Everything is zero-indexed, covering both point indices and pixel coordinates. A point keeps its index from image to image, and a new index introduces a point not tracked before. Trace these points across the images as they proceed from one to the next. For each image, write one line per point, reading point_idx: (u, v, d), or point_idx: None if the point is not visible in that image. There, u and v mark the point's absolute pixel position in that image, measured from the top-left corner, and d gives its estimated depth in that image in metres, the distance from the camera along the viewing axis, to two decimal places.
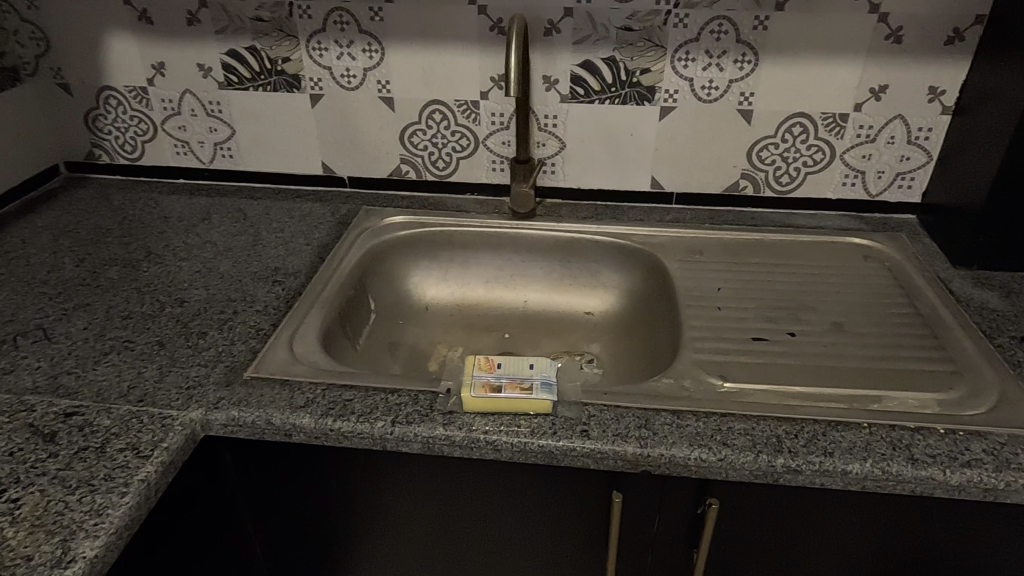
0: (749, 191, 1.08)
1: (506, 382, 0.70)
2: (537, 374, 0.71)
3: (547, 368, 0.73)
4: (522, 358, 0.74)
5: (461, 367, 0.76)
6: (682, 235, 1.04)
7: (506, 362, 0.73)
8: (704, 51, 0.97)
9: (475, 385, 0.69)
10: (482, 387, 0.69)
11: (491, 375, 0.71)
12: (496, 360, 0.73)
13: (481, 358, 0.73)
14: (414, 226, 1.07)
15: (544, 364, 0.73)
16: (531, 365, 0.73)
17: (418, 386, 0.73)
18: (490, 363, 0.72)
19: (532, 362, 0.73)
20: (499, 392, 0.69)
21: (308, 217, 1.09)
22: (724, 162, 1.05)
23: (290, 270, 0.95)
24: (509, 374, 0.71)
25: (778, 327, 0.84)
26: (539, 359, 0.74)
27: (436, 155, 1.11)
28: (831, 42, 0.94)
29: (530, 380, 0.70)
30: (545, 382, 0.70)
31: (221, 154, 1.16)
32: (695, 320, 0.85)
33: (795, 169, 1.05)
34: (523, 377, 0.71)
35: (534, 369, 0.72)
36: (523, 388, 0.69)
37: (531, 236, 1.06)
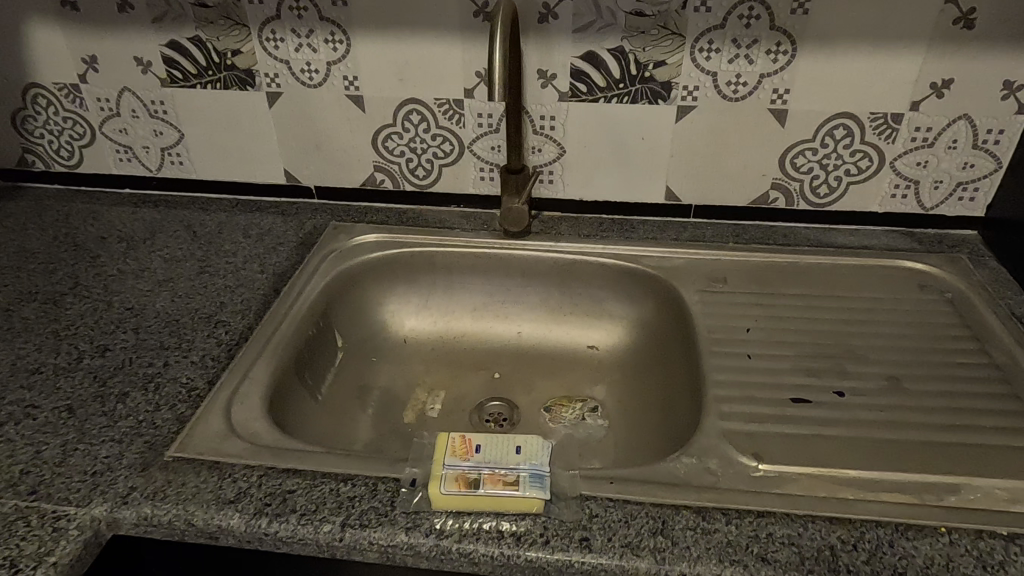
0: (781, 204, 0.92)
1: (485, 474, 0.56)
2: (524, 462, 0.58)
3: (539, 453, 0.59)
4: (506, 437, 0.61)
5: (433, 444, 0.62)
6: (701, 257, 0.88)
7: (486, 444, 0.60)
8: (731, 41, 0.81)
9: (446, 478, 0.56)
10: (455, 481, 0.56)
11: (467, 464, 0.58)
12: (474, 442, 0.60)
13: (456, 438, 0.60)
14: (390, 246, 0.92)
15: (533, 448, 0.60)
16: (518, 449, 0.59)
17: (378, 472, 0.59)
18: (466, 448, 0.59)
19: (519, 445, 0.60)
20: (475, 487, 0.55)
21: (267, 235, 0.94)
22: (752, 171, 0.89)
23: (238, 307, 0.80)
24: (489, 462, 0.58)
25: (822, 383, 0.69)
26: (527, 440, 0.61)
27: (415, 162, 0.96)
28: (886, 27, 0.77)
29: (515, 471, 0.57)
30: (534, 472, 0.57)
31: (169, 161, 1.01)
32: (722, 373, 0.70)
33: (836, 179, 0.89)
34: (507, 467, 0.57)
35: (522, 456, 0.59)
36: (507, 481, 0.56)
37: (525, 258, 0.91)
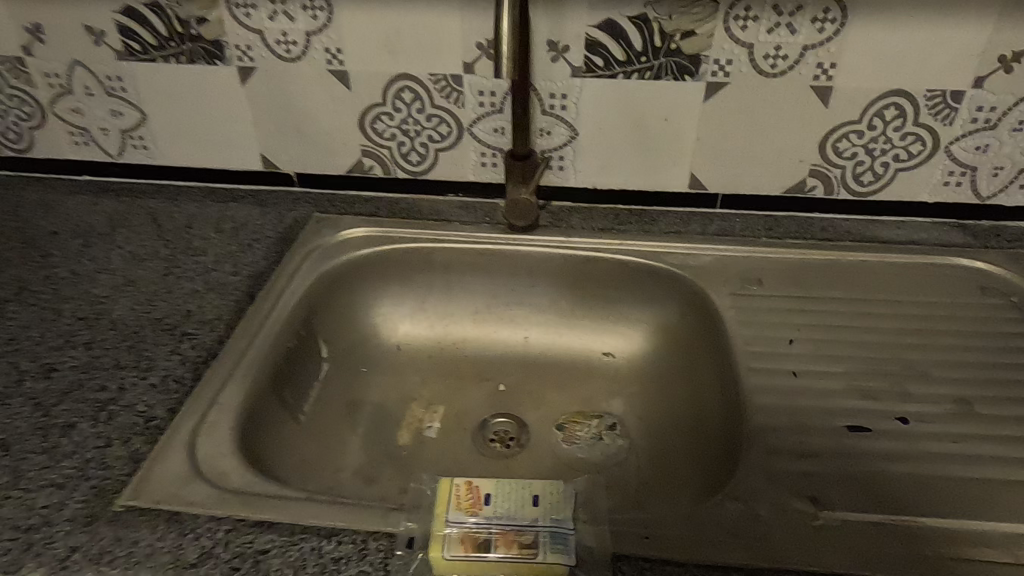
0: (819, 192, 0.81)
1: (496, 535, 0.48)
2: (544, 518, 0.50)
3: (561, 507, 0.51)
4: (521, 483, 0.52)
5: (436, 490, 0.52)
6: (731, 253, 0.79)
7: (497, 497, 0.51)
8: (772, 6, 0.70)
9: (450, 542, 0.48)
10: (461, 544, 0.48)
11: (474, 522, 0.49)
12: (483, 493, 0.51)
13: (462, 483, 0.52)
14: (381, 242, 0.82)
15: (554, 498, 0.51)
16: (535, 500, 0.51)
17: (369, 527, 0.49)
18: (474, 502, 0.51)
19: (537, 494, 0.51)
20: (484, 553, 0.47)
21: (241, 229, 0.83)
22: (788, 156, 0.79)
23: (207, 316, 0.70)
24: (502, 520, 0.49)
25: (879, 408, 0.60)
26: (546, 485, 0.52)
27: (407, 146, 0.85)
28: None
29: (533, 530, 0.49)
30: (555, 534, 0.48)
31: (131, 144, 0.89)
32: (764, 396, 0.61)
33: (883, 165, 0.78)
34: (523, 526, 0.49)
35: (540, 509, 0.50)
36: (522, 545, 0.47)
37: (534, 255, 0.81)
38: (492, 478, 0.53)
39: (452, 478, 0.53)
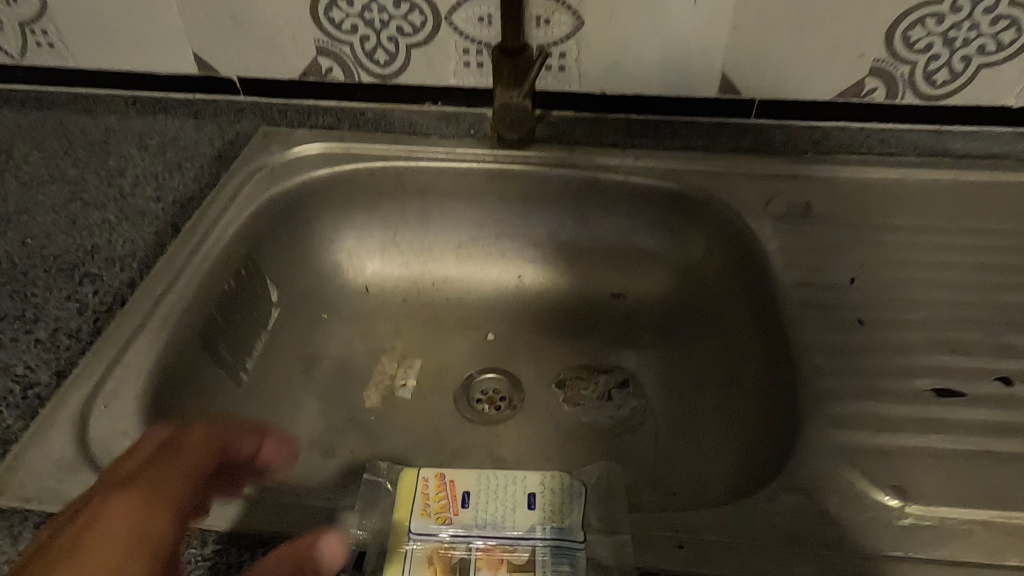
0: (879, 95, 0.65)
1: (476, 553, 0.38)
2: (542, 528, 0.40)
3: (562, 513, 0.40)
4: (513, 477, 0.42)
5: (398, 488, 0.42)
6: (772, 171, 0.64)
7: (477, 497, 0.41)
8: None
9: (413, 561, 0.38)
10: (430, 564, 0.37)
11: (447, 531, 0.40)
12: (459, 492, 0.41)
13: (430, 479, 0.42)
14: (341, 160, 0.67)
15: (560, 497, 0.41)
16: (531, 503, 0.41)
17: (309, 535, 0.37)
18: (448, 505, 0.41)
19: (534, 494, 0.41)
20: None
21: (169, 144, 0.68)
22: (844, 50, 0.62)
23: (116, 253, 0.55)
24: (486, 530, 0.39)
25: (970, 365, 0.47)
26: (548, 478, 0.42)
27: (370, 42, 0.66)
28: None
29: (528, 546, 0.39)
30: (557, 551, 0.38)
31: (35, 42, 0.71)
32: (825, 352, 0.48)
33: (963, 60, 0.62)
34: (515, 541, 0.39)
35: (537, 516, 0.40)
36: (514, 567, 0.38)
37: (529, 176, 0.66)
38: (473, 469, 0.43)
39: (418, 469, 0.43)
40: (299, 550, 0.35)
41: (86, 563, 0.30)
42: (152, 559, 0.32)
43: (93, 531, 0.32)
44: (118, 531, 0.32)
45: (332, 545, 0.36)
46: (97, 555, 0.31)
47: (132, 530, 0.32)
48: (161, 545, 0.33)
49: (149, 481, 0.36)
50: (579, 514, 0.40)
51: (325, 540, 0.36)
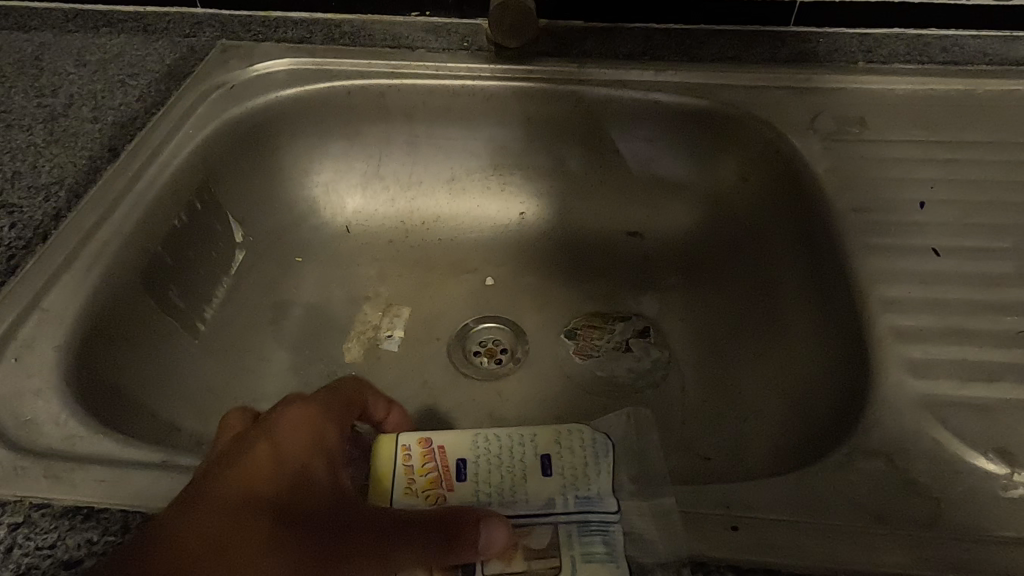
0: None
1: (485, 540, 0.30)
2: (564, 499, 0.32)
3: (586, 476, 0.33)
4: (518, 436, 0.35)
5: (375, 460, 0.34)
6: (817, 85, 0.55)
7: (475, 466, 0.34)
8: None
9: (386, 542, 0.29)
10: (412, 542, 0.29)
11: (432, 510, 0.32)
12: (453, 459, 0.34)
13: (415, 446, 0.34)
14: (313, 77, 0.57)
15: (582, 457, 0.34)
16: (545, 467, 0.33)
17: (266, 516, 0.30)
18: (440, 477, 0.33)
19: (549, 457, 0.34)
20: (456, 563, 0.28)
21: (114, 59, 0.58)
22: None
23: (41, 181, 0.47)
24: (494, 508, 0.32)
25: None
26: (563, 433, 0.35)
27: None
28: None
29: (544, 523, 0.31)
30: (587, 528, 0.30)
31: None
32: (895, 287, 0.40)
33: None
34: (531, 520, 0.31)
35: (555, 484, 0.33)
36: (530, 554, 0.30)
37: (531, 94, 0.56)
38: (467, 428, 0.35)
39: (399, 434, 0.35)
40: (465, 518, 0.29)
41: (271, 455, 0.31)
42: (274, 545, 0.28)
43: (272, 432, 0.31)
44: (301, 431, 0.32)
45: (490, 531, 0.28)
46: (283, 451, 0.31)
47: (308, 438, 0.32)
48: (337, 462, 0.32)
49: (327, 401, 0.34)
50: (607, 479, 0.33)
51: (486, 525, 0.29)
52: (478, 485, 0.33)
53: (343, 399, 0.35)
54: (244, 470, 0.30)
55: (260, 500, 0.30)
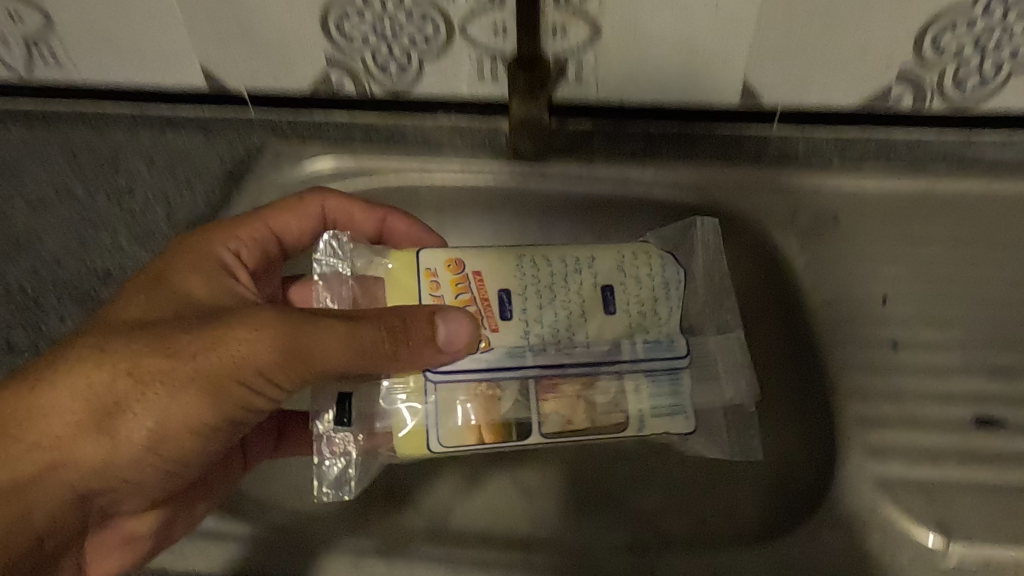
0: (906, 100, 0.62)
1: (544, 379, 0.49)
2: (629, 344, 0.50)
3: (651, 312, 0.51)
4: (574, 273, 0.51)
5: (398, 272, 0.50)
6: (796, 185, 0.64)
7: (516, 298, 0.50)
8: None
9: (428, 395, 0.48)
10: (451, 398, 0.48)
11: (490, 357, 0.49)
12: (495, 293, 0.50)
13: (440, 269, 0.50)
14: (359, 175, 0.68)
15: (648, 287, 0.52)
16: (609, 305, 0.51)
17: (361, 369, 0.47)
18: (481, 312, 0.49)
19: (611, 294, 0.51)
20: (491, 439, 0.48)
21: (183, 165, 0.67)
22: (876, 56, 0.59)
23: None
24: (530, 352, 0.49)
25: (1007, 390, 0.49)
26: (623, 261, 0.52)
27: (382, 52, 0.63)
28: None
29: (604, 380, 0.50)
30: (657, 372, 0.50)
31: (39, 57, 0.66)
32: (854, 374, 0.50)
33: (999, 58, 0.58)
34: (602, 361, 0.50)
35: (617, 319, 0.51)
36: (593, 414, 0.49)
37: (547, 192, 0.66)
38: (500, 258, 0.51)
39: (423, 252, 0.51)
40: (425, 322, 0.46)
41: (150, 283, 0.48)
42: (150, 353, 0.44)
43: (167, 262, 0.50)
44: (183, 262, 0.50)
45: (458, 326, 0.46)
46: (163, 276, 0.49)
47: (188, 267, 0.50)
48: (213, 270, 0.51)
49: (215, 243, 0.53)
50: (673, 306, 0.52)
51: (454, 322, 0.46)
52: (520, 323, 0.50)
53: (240, 229, 0.55)
54: (128, 302, 0.47)
55: (140, 323, 0.45)
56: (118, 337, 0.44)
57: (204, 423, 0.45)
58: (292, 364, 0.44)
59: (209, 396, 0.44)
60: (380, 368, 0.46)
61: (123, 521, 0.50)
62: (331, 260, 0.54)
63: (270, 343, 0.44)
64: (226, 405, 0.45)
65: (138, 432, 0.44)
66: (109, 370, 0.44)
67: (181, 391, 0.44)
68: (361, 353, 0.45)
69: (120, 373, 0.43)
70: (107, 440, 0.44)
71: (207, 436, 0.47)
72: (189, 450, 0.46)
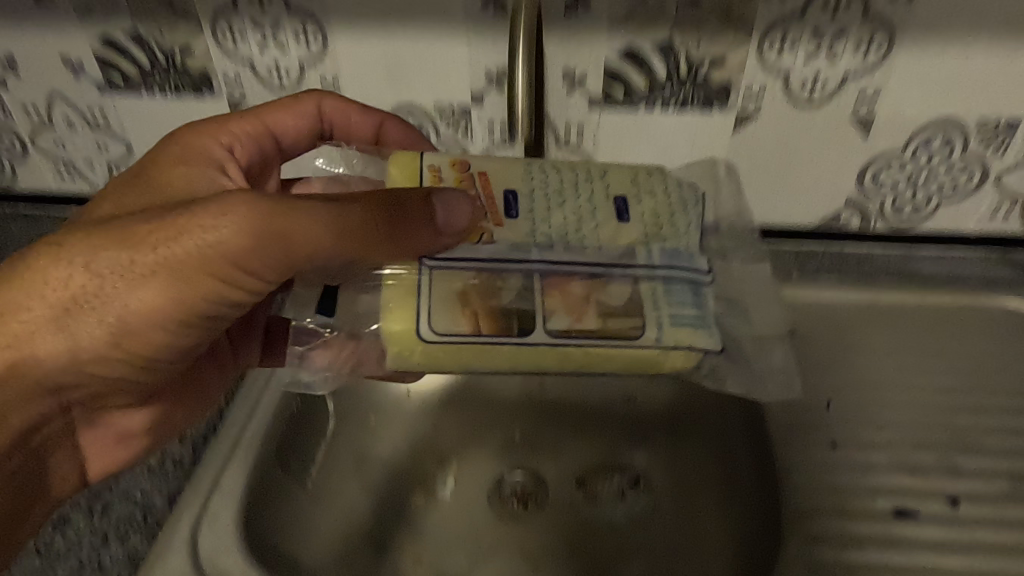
0: (854, 224, 0.76)
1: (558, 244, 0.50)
2: (647, 253, 0.51)
3: (662, 226, 0.53)
4: (586, 181, 0.53)
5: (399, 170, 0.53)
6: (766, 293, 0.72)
7: (519, 200, 0.52)
8: (811, 32, 0.63)
9: (424, 282, 0.49)
10: (448, 286, 0.49)
11: (493, 249, 0.50)
12: (501, 191, 0.52)
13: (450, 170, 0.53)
14: None
15: (665, 198, 0.54)
16: (623, 214, 0.52)
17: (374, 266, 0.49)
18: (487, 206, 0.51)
19: (626, 204, 0.53)
20: (489, 328, 0.48)
21: None
22: (825, 185, 0.73)
23: None
24: (536, 249, 0.50)
25: (924, 485, 0.58)
26: (634, 180, 0.54)
27: None
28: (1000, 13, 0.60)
29: (617, 282, 0.50)
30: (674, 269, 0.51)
31: None
32: (791, 453, 0.60)
33: (927, 195, 0.72)
34: (623, 268, 0.51)
35: (631, 224, 0.52)
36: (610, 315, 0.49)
37: None
38: (516, 164, 0.53)
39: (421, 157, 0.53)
40: (424, 203, 0.47)
41: (150, 162, 0.55)
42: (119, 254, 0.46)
43: (160, 147, 0.56)
44: (178, 150, 0.56)
45: (456, 205, 0.48)
46: (156, 161, 0.55)
47: (177, 172, 0.55)
48: (213, 160, 0.57)
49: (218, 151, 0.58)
50: (688, 207, 0.55)
51: (451, 201, 0.47)
52: (527, 221, 0.51)
53: (253, 117, 0.61)
54: (124, 195, 0.53)
55: (131, 206, 0.52)
56: (80, 237, 0.47)
57: (165, 309, 0.48)
58: (279, 243, 0.46)
59: (173, 285, 0.47)
60: (380, 255, 0.48)
61: (116, 419, 0.58)
62: (336, 167, 0.62)
63: (247, 221, 0.45)
64: (193, 296, 0.48)
65: (98, 329, 0.48)
66: (87, 251, 0.47)
67: (166, 283, 0.47)
68: (352, 234, 0.46)
69: (96, 258, 0.47)
70: (66, 336, 0.48)
71: (169, 330, 0.50)
72: (152, 343, 0.50)
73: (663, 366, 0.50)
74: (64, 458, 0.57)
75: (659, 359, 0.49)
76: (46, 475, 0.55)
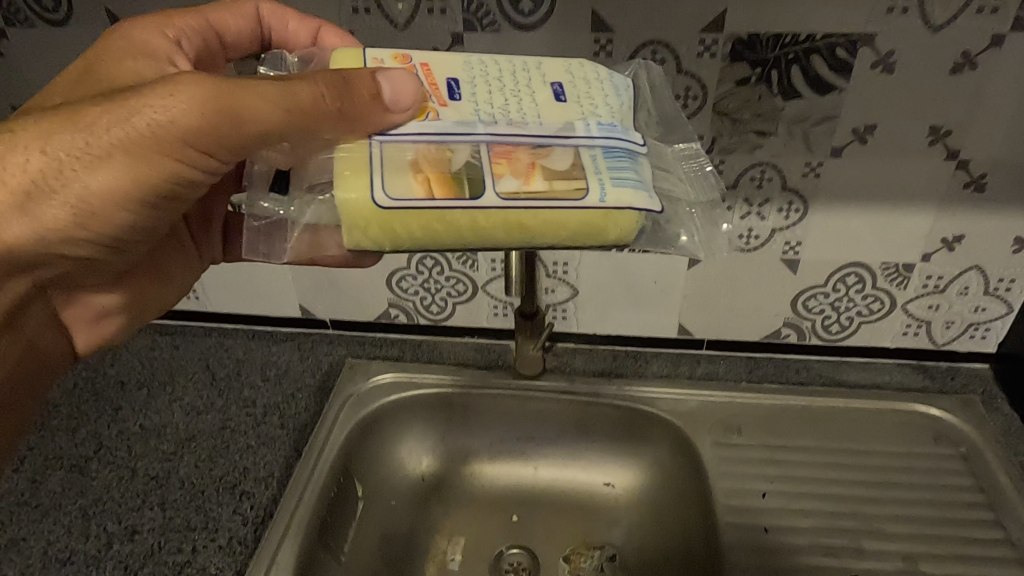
0: (793, 338, 0.93)
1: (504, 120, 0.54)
2: (576, 127, 0.55)
3: (586, 102, 0.57)
4: (521, 73, 0.58)
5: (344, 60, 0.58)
6: (716, 399, 0.89)
7: (461, 90, 0.56)
8: (743, 198, 0.80)
9: (375, 154, 0.52)
10: (394, 155, 0.52)
11: (440, 124, 0.53)
12: (445, 83, 0.56)
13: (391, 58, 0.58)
14: (406, 388, 0.93)
15: (595, 85, 0.59)
16: (558, 96, 0.57)
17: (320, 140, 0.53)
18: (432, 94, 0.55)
19: (560, 88, 0.57)
20: (442, 192, 0.51)
21: (284, 377, 0.96)
22: (764, 310, 0.90)
23: (259, 476, 0.83)
24: (480, 124, 0.53)
25: (836, 565, 0.72)
26: (562, 70, 0.59)
27: (429, 300, 0.96)
28: (887, 186, 0.78)
29: (558, 149, 0.53)
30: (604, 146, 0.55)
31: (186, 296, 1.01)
32: (730, 534, 0.75)
33: (848, 318, 0.90)
34: (552, 140, 0.54)
35: (562, 103, 0.56)
36: (547, 176, 0.52)
37: (540, 400, 0.91)
38: (457, 63, 0.58)
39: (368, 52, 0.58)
40: (368, 81, 0.51)
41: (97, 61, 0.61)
42: (79, 126, 0.53)
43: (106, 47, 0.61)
44: (123, 50, 0.61)
45: (391, 78, 0.52)
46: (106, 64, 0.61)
47: (127, 56, 0.61)
48: (159, 54, 0.62)
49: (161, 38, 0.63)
50: (608, 84, 0.59)
51: (391, 78, 0.52)
52: (468, 104, 0.55)
53: (197, 18, 0.65)
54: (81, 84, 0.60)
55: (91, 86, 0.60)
56: (33, 128, 0.53)
57: (124, 189, 0.56)
58: (229, 113, 0.52)
59: (130, 163, 0.55)
60: (323, 127, 0.52)
61: (87, 299, 0.71)
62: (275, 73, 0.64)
63: (205, 100, 0.52)
64: (151, 176, 0.56)
65: (63, 211, 0.56)
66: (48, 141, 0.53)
67: (130, 164, 0.55)
68: (295, 108, 0.52)
69: (56, 140, 0.53)
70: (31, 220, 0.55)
71: (131, 209, 0.58)
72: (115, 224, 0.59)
73: (608, 230, 0.53)
74: (56, 340, 0.71)
75: (604, 219, 0.52)
76: (41, 347, 0.70)
